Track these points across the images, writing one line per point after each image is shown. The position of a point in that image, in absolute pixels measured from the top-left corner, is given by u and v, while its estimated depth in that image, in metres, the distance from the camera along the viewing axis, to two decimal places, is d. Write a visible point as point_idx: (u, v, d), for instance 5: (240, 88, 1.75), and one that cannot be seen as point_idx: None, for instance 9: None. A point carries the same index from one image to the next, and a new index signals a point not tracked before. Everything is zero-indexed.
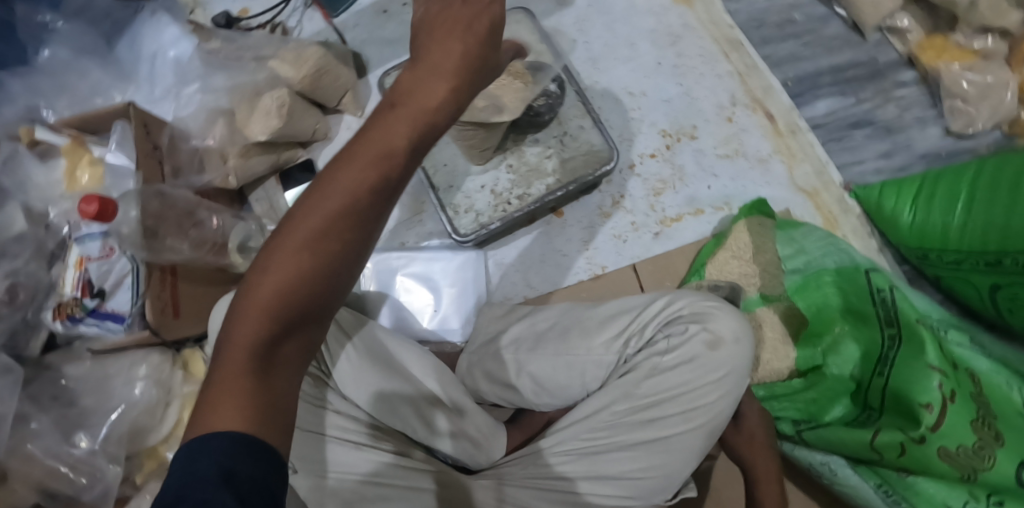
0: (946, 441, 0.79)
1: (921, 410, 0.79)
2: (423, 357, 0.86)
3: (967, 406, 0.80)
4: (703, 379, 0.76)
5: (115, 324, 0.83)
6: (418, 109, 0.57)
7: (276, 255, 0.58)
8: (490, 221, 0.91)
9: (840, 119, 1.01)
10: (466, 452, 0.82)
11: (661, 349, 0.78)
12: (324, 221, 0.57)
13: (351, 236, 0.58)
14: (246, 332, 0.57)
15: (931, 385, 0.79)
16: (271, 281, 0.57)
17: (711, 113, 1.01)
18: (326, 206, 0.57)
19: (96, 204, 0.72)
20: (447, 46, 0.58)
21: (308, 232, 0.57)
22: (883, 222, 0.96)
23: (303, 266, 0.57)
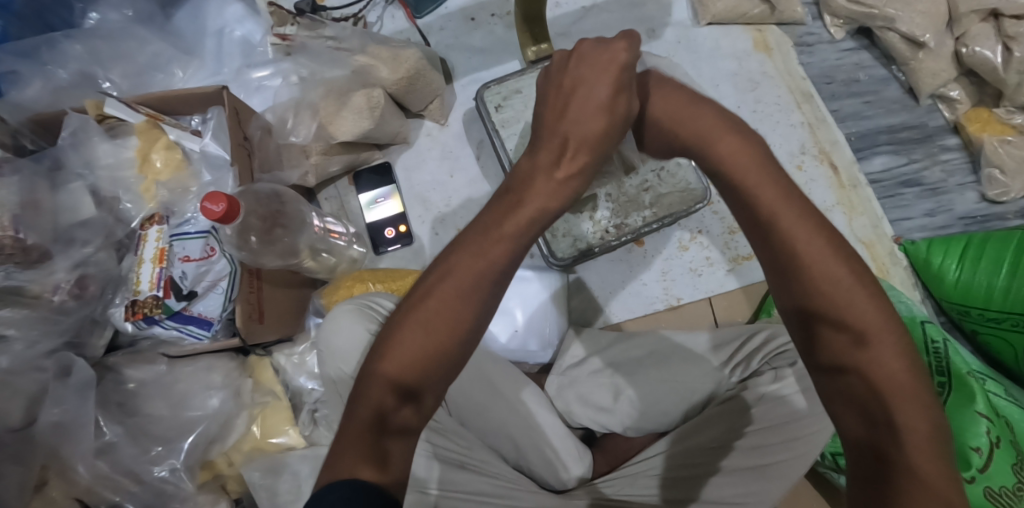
0: (992, 483, 0.87)
1: (973, 453, 0.87)
2: (517, 377, 0.87)
3: (1009, 452, 0.89)
4: (811, 410, 0.79)
5: (199, 330, 0.77)
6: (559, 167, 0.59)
7: (402, 328, 0.56)
8: (589, 248, 0.94)
9: (893, 177, 1.08)
10: (552, 472, 0.84)
11: (768, 378, 0.82)
12: (457, 288, 0.56)
13: (486, 290, 0.57)
14: (370, 406, 0.54)
15: (981, 431, 0.88)
16: (401, 353, 0.55)
17: (783, 160, 1.07)
18: (456, 276, 0.57)
19: (223, 204, 0.67)
20: (575, 127, 0.60)
21: (439, 301, 0.56)
22: (928, 276, 1.02)
23: (438, 335, 0.56)
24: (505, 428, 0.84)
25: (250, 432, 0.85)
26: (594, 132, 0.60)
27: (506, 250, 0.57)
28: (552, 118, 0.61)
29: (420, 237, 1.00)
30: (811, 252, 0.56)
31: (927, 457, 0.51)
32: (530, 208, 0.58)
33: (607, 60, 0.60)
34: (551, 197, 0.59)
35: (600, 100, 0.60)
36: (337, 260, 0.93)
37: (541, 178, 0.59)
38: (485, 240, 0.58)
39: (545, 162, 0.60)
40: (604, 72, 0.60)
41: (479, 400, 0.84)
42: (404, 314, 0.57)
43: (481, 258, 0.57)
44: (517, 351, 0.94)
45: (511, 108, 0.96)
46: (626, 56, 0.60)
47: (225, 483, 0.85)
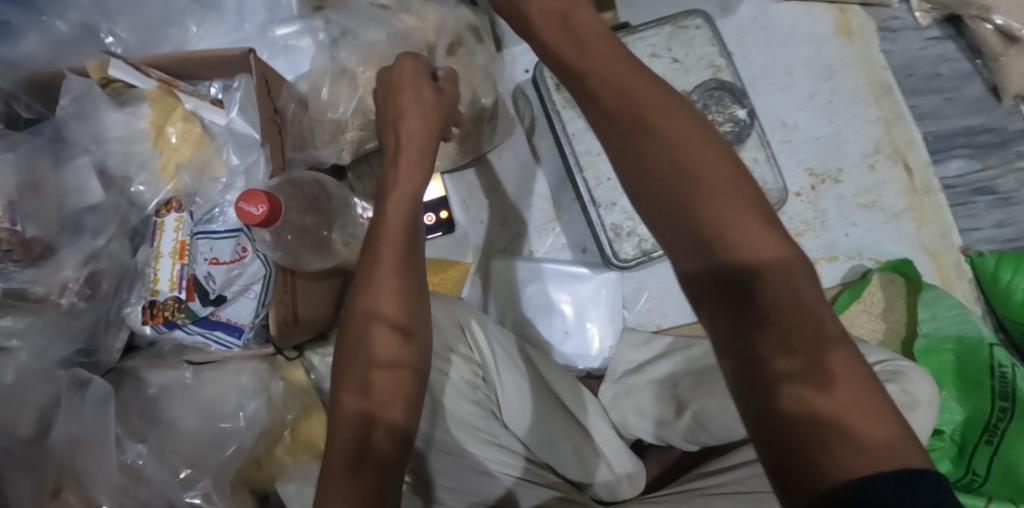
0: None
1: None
2: (579, 389, 0.80)
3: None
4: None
5: (228, 336, 0.67)
6: (410, 164, 0.64)
7: (344, 359, 0.57)
8: (655, 250, 0.82)
9: (967, 183, 1.00)
10: (607, 482, 0.75)
11: None
12: (382, 298, 0.58)
13: (399, 291, 0.58)
14: (346, 432, 0.54)
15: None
16: (351, 380, 0.56)
17: (856, 159, 0.98)
18: (373, 295, 0.58)
19: (264, 205, 0.57)
20: (409, 133, 0.64)
21: (362, 326, 0.57)
22: (995, 294, 0.96)
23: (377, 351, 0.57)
24: (560, 442, 0.74)
25: (282, 438, 0.75)
26: (425, 128, 0.65)
27: (396, 255, 0.60)
28: (394, 132, 0.65)
29: (462, 224, 0.91)
30: (699, 171, 0.45)
31: (858, 397, 0.38)
32: (398, 211, 0.62)
33: (406, 68, 0.67)
34: (412, 195, 0.63)
35: (411, 97, 0.65)
36: None
37: (400, 184, 0.63)
38: (383, 257, 0.59)
39: (388, 169, 0.64)
40: (406, 74, 0.66)
41: (535, 408, 0.74)
42: (343, 356, 0.57)
43: (376, 280, 0.58)
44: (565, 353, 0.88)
45: None
46: (416, 66, 0.66)
47: (254, 486, 0.73)
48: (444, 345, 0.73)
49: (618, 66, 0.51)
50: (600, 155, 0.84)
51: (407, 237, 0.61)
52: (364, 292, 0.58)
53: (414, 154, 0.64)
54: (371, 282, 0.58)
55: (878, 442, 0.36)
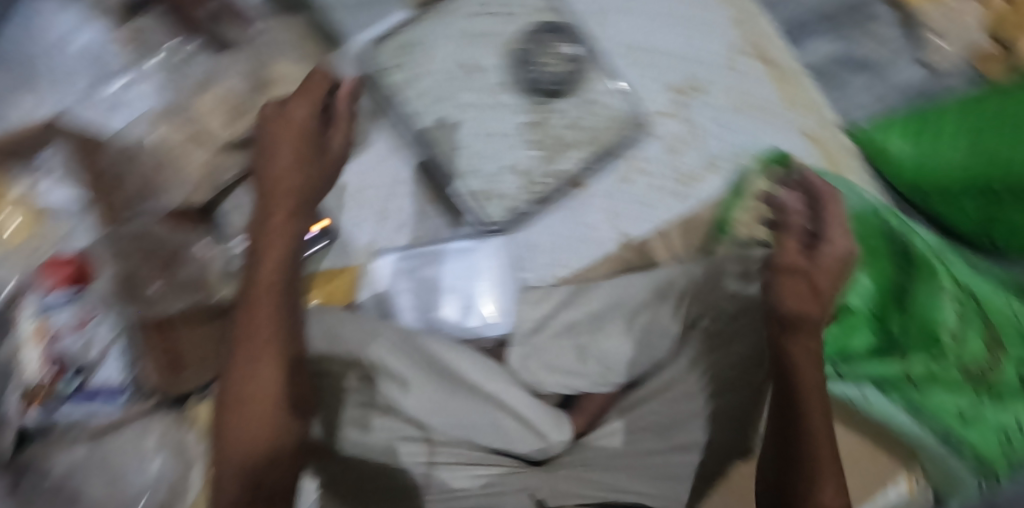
0: (965, 358, 0.89)
1: (946, 336, 0.89)
2: (481, 361, 0.80)
3: (977, 324, 0.89)
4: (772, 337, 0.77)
5: (107, 400, 0.72)
6: (281, 210, 0.65)
7: (230, 399, 0.59)
8: (522, 203, 0.88)
9: (828, 58, 1.03)
10: (530, 442, 0.77)
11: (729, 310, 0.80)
12: (257, 337, 0.61)
13: (276, 327, 0.62)
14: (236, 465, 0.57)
15: (948, 315, 0.89)
16: (234, 417, 0.59)
17: (715, 63, 0.98)
18: (252, 334, 0.61)
19: (63, 272, 0.74)
20: (284, 175, 0.66)
21: (245, 360, 0.60)
22: (877, 158, 0.99)
23: (260, 388, 0.59)
24: (471, 416, 0.77)
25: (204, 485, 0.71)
26: (298, 171, 0.66)
27: (272, 295, 0.63)
28: (265, 169, 0.66)
29: (344, 230, 0.88)
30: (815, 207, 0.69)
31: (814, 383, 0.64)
32: (274, 254, 0.64)
33: (283, 120, 0.68)
34: (285, 239, 0.65)
35: (286, 148, 0.66)
36: None
37: (274, 231, 0.64)
38: (260, 295, 0.62)
39: (264, 213, 0.65)
40: (285, 132, 0.67)
41: (436, 394, 0.76)
42: (228, 395, 0.59)
43: (256, 318, 0.61)
44: (468, 330, 0.87)
45: (411, 63, 0.88)
46: (305, 114, 0.68)
47: None
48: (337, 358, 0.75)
49: None
50: (453, 123, 0.87)
51: (281, 275, 0.64)
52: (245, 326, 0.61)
53: (284, 193, 0.65)
54: (252, 317, 0.62)
55: (814, 474, 0.62)
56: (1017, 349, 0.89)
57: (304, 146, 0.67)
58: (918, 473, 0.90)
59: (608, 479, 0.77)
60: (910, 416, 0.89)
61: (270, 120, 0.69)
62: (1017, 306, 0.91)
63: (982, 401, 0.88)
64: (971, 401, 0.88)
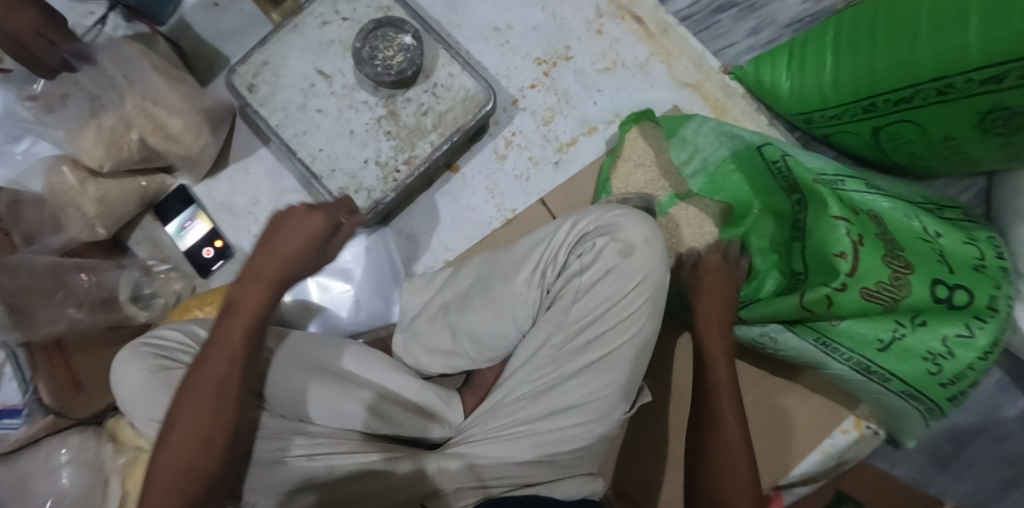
0: (866, 282, 0.74)
1: (837, 260, 0.74)
2: (362, 349, 0.81)
3: (876, 243, 0.75)
4: (625, 291, 0.70)
5: (11, 420, 0.73)
6: (264, 293, 0.65)
7: (166, 456, 0.59)
8: (384, 195, 0.86)
9: (703, 7, 1.01)
10: (420, 427, 0.77)
11: (576, 269, 0.71)
12: (203, 399, 0.61)
13: (232, 383, 0.62)
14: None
15: (835, 237, 0.74)
16: (165, 476, 0.59)
17: (580, 31, 0.99)
18: (198, 395, 0.61)
19: None
20: (267, 269, 0.65)
21: (196, 403, 0.61)
22: (765, 96, 0.97)
23: (194, 446, 0.60)
24: (342, 404, 0.75)
25: (126, 494, 0.81)
26: (287, 266, 0.65)
27: (233, 355, 0.63)
28: (263, 250, 0.66)
29: (239, 245, 0.97)
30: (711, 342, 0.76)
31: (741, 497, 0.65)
32: (243, 323, 0.64)
33: (296, 221, 0.66)
34: (260, 311, 0.65)
35: (298, 242, 0.65)
36: (162, 299, 0.92)
37: (248, 303, 0.64)
38: (219, 356, 0.62)
39: (246, 289, 0.65)
40: (298, 230, 0.66)
41: (307, 386, 0.75)
42: (164, 449, 0.60)
43: (212, 370, 0.62)
44: (363, 319, 0.91)
45: (264, 83, 0.88)
46: (325, 221, 0.66)
47: None
48: (173, 365, 0.70)
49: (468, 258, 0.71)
50: (308, 132, 0.87)
51: (250, 339, 0.64)
52: (200, 376, 0.62)
53: (274, 280, 0.65)
54: (207, 369, 0.62)
55: None
56: (927, 267, 0.81)
57: (313, 245, 0.66)
58: (866, 415, 0.98)
59: (496, 451, 0.72)
60: (819, 347, 0.87)
61: (281, 220, 0.67)
62: (920, 219, 0.85)
63: (904, 329, 0.82)
64: (893, 329, 0.83)
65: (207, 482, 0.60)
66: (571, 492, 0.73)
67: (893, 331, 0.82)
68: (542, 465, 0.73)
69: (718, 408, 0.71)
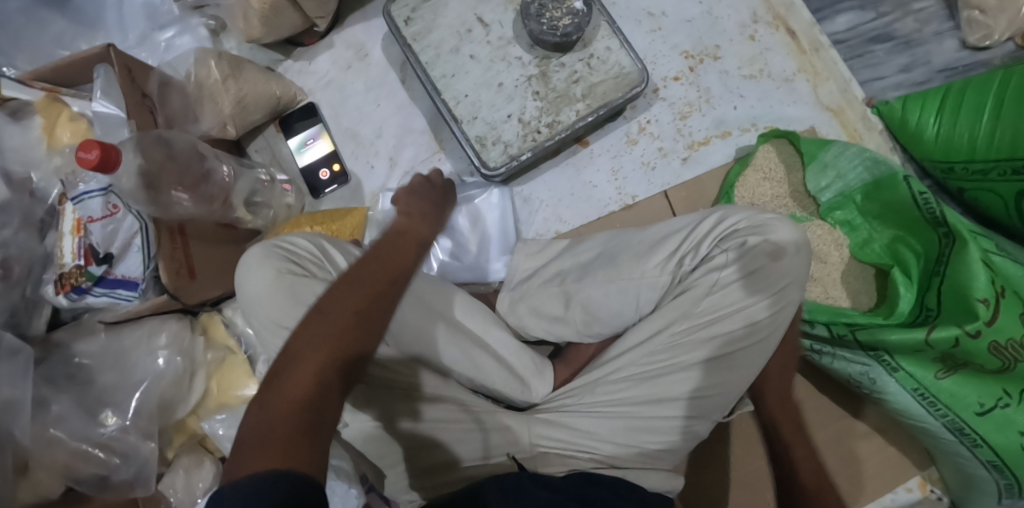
0: (1000, 336, 0.76)
1: (978, 304, 0.76)
2: (469, 300, 0.81)
3: (1016, 300, 0.77)
4: (762, 293, 0.71)
5: (128, 292, 0.76)
6: (401, 244, 0.73)
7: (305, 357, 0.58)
8: (521, 152, 0.87)
9: (860, 34, 1.00)
10: (513, 388, 0.77)
11: (719, 263, 0.73)
12: (350, 314, 0.62)
13: (375, 309, 0.64)
14: (285, 414, 0.54)
15: (979, 283, 0.77)
16: (301, 375, 0.57)
17: (733, 33, 0.98)
18: (347, 310, 0.63)
19: (96, 151, 0.63)
20: (410, 226, 0.76)
21: (340, 317, 0.62)
22: (908, 137, 0.93)
23: (333, 353, 0.59)
24: (446, 350, 0.75)
25: (208, 389, 0.85)
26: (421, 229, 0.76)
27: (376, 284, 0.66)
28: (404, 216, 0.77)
29: (356, 173, 0.97)
30: (772, 388, 0.76)
31: None
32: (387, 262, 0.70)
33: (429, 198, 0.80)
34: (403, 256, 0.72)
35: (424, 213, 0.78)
36: (274, 210, 0.91)
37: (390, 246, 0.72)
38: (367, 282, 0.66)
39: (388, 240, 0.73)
40: (427, 202, 0.80)
41: (414, 322, 0.75)
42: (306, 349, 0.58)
43: (356, 291, 0.64)
44: (465, 272, 0.90)
45: (421, 19, 0.88)
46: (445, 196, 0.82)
47: (203, 440, 0.87)
48: (300, 272, 0.71)
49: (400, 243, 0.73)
50: (456, 75, 0.88)
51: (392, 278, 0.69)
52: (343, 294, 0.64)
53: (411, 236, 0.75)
54: (350, 291, 0.64)
55: None
56: None
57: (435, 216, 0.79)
58: (935, 477, 0.90)
59: (588, 426, 0.73)
60: (916, 399, 0.82)
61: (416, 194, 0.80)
62: None
63: (1009, 400, 0.78)
64: (998, 396, 0.78)
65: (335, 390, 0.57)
66: (653, 485, 0.73)
67: (997, 399, 0.78)
68: (631, 451, 0.73)
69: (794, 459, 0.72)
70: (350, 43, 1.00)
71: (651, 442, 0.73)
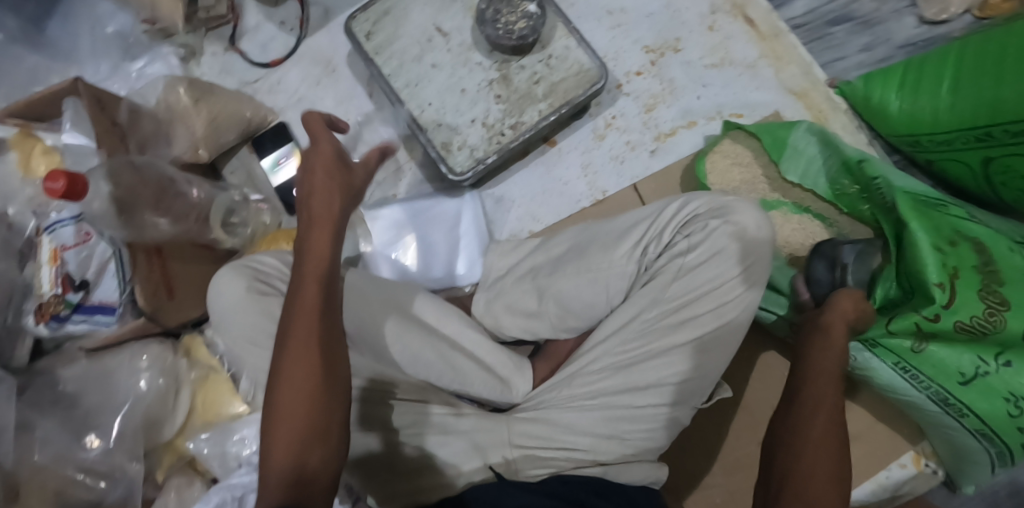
0: (960, 314, 0.76)
1: (933, 289, 0.76)
2: (439, 302, 0.81)
3: (975, 277, 0.76)
4: (735, 274, 0.72)
5: (105, 317, 0.77)
6: (324, 229, 0.62)
7: (277, 413, 0.56)
8: (487, 155, 0.87)
9: (819, 18, 1.01)
10: (492, 388, 0.77)
11: (682, 248, 0.74)
12: (301, 341, 0.58)
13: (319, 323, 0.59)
14: (276, 476, 0.54)
15: (929, 268, 0.77)
16: (279, 428, 0.56)
17: (692, 24, 1.00)
18: (295, 338, 0.58)
19: (62, 180, 0.64)
20: (317, 204, 0.63)
21: (292, 351, 0.58)
22: (872, 114, 0.94)
23: (299, 392, 0.56)
24: (423, 355, 0.77)
25: (194, 406, 0.86)
26: (330, 199, 0.63)
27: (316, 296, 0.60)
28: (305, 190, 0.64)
29: None
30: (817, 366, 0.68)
31: None
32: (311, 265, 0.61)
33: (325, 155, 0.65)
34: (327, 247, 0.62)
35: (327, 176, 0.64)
36: (251, 228, 0.93)
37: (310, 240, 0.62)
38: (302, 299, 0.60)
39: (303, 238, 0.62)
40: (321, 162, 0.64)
41: (386, 330, 0.77)
42: (274, 399, 0.57)
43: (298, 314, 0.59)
44: (442, 278, 0.90)
45: (383, 32, 0.90)
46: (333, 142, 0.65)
47: (193, 462, 0.86)
48: (266, 290, 0.72)
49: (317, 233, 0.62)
50: (419, 84, 0.89)
51: (325, 280, 0.61)
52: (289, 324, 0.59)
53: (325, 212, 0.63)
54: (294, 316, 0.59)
55: None
56: None
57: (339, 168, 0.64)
58: (928, 451, 0.90)
59: (568, 420, 0.72)
60: (898, 373, 0.81)
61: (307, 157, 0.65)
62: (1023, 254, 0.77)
63: (986, 367, 0.76)
64: (976, 365, 0.76)
65: (314, 425, 0.56)
66: (637, 477, 0.72)
67: (974, 368, 0.76)
68: (614, 443, 0.72)
69: (793, 448, 0.63)
70: (317, 61, 1.02)
71: (634, 432, 0.72)
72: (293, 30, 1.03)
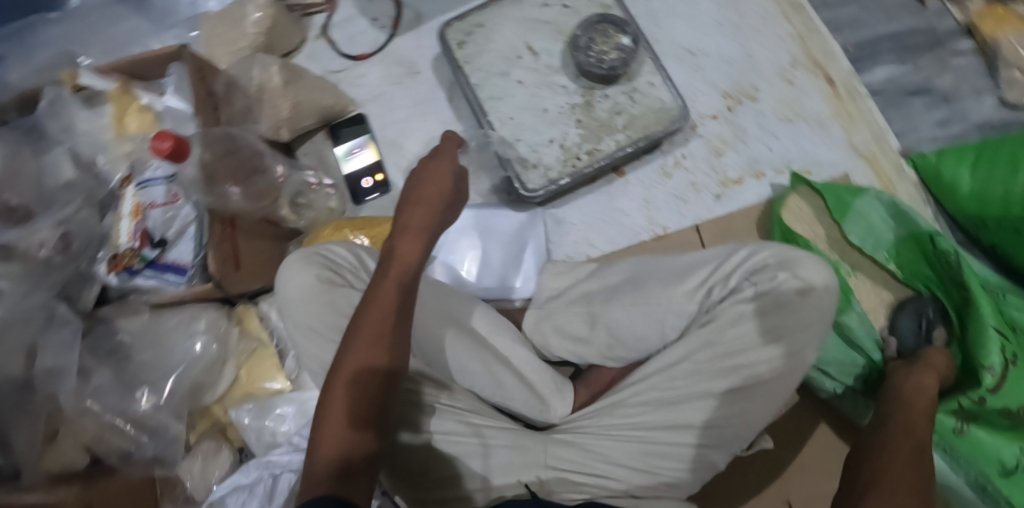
0: (1008, 402, 0.77)
1: (985, 373, 0.77)
2: (496, 316, 0.83)
3: None
4: (792, 328, 0.72)
5: (175, 277, 0.78)
6: (412, 242, 0.66)
7: (335, 400, 0.57)
8: (560, 177, 0.89)
9: (898, 86, 1.01)
10: (532, 406, 0.78)
11: (748, 295, 0.74)
12: (371, 338, 0.60)
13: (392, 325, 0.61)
14: (324, 463, 0.55)
15: (987, 351, 0.77)
16: (334, 417, 0.57)
17: (771, 75, 1.01)
18: (365, 334, 0.60)
19: (171, 141, 0.67)
20: (413, 217, 0.68)
21: (360, 346, 0.60)
22: (940, 190, 0.94)
23: (360, 385, 0.58)
24: (470, 364, 0.78)
25: (237, 378, 0.88)
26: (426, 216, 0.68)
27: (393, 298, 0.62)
28: (406, 204, 0.68)
29: (397, 185, 1.01)
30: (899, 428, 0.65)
31: None
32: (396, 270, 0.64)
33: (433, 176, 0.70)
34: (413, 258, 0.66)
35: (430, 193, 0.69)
36: (315, 212, 0.95)
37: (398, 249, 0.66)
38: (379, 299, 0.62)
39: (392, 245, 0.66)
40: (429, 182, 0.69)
41: (444, 337, 0.78)
42: (334, 387, 0.58)
43: (373, 311, 0.61)
44: (494, 289, 0.92)
45: (474, 43, 0.92)
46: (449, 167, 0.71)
47: (225, 430, 0.88)
48: (338, 281, 0.74)
49: (409, 243, 0.66)
50: (502, 98, 0.92)
51: (404, 286, 0.64)
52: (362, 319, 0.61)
53: (417, 225, 0.67)
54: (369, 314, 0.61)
55: None
56: None
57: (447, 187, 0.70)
58: None
59: (604, 449, 0.73)
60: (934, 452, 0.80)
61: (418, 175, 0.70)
62: None
63: None
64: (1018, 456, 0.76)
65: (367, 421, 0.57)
66: None
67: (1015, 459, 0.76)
68: (646, 478, 0.73)
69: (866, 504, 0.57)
70: (401, 60, 1.05)
71: (667, 473, 0.73)
72: (382, 27, 1.06)
